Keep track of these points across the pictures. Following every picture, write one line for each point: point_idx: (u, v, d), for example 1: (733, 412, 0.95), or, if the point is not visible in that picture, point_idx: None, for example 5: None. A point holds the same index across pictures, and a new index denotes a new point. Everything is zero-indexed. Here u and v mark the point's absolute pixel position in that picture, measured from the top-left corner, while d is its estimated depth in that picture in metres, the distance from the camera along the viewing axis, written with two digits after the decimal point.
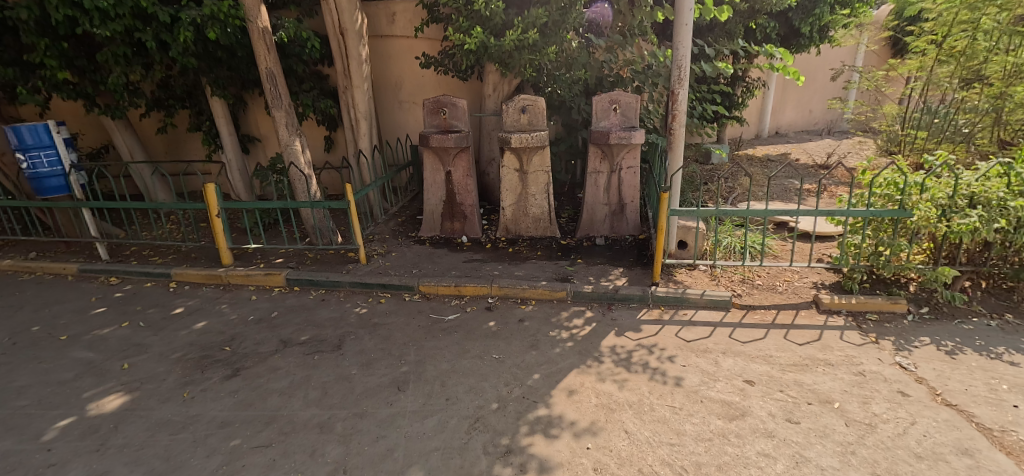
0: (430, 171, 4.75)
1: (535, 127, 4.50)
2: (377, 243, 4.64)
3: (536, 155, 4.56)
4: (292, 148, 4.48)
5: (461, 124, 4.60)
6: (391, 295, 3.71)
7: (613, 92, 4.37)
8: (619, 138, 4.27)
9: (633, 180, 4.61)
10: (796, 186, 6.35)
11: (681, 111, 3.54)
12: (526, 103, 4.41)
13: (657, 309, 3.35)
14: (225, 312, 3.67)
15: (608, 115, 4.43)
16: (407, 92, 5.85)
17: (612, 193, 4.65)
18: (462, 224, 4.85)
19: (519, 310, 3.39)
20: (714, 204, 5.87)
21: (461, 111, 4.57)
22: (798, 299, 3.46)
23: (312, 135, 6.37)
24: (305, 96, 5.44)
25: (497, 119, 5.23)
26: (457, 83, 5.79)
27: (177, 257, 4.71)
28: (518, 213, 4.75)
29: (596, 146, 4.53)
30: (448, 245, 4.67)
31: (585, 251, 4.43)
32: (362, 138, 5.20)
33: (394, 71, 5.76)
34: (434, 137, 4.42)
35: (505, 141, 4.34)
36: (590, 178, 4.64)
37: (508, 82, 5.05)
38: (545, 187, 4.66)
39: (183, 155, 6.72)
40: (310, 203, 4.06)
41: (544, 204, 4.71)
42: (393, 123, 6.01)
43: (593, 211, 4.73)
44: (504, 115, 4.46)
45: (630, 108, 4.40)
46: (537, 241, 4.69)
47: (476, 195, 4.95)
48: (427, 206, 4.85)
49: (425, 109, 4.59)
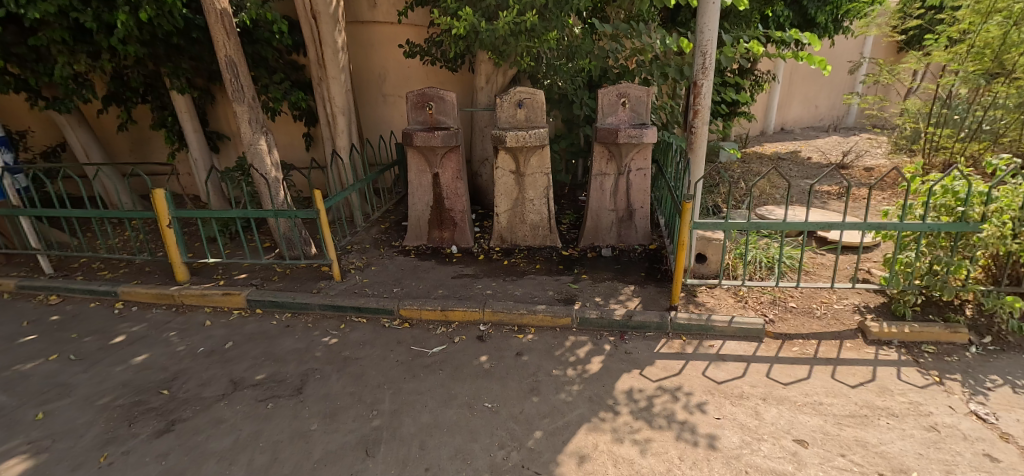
0: (415, 172, 4.21)
1: (533, 123, 3.97)
2: (356, 255, 4.12)
3: (534, 156, 4.02)
4: (256, 148, 3.91)
5: (449, 120, 4.06)
6: (367, 320, 3.18)
7: (622, 83, 3.84)
8: (629, 136, 3.74)
9: (643, 183, 4.09)
10: (815, 186, 5.86)
11: (705, 106, 3.02)
12: (524, 96, 3.88)
13: (678, 340, 2.86)
14: (173, 340, 3.14)
15: (616, 110, 3.90)
16: (391, 84, 5.30)
17: (619, 198, 4.14)
18: (451, 232, 4.33)
19: (516, 340, 2.88)
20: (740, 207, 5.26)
21: (451, 105, 4.03)
22: (839, 327, 2.98)
23: (288, 132, 5.80)
24: (276, 88, 4.89)
25: (490, 114, 4.69)
26: (447, 74, 5.25)
27: (128, 271, 4.16)
28: (514, 219, 4.24)
29: (602, 145, 3.99)
30: (435, 257, 4.15)
31: (590, 264, 3.94)
32: (340, 135, 4.65)
33: (376, 61, 5.21)
34: (419, 135, 3.87)
35: (499, 140, 3.82)
36: (595, 180, 4.11)
37: (504, 73, 4.50)
38: (544, 191, 4.15)
39: (146, 154, 6.12)
40: (273, 213, 3.50)
41: (544, 211, 4.20)
42: (375, 118, 5.47)
43: (598, 218, 4.21)
44: (498, 110, 3.92)
45: (640, 102, 3.89)
46: (536, 251, 4.19)
47: (467, 200, 4.42)
48: (413, 211, 4.33)
49: (408, 102, 4.05)
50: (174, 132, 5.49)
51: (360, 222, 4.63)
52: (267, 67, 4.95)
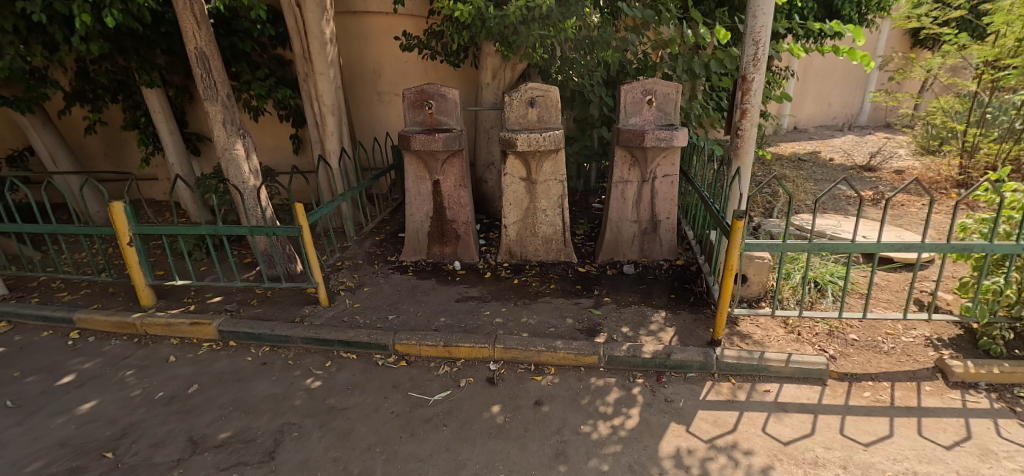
0: (413, 179, 3.74)
1: (546, 124, 3.51)
2: (346, 274, 3.66)
3: (547, 161, 3.55)
4: (231, 153, 3.43)
5: (452, 121, 3.59)
6: (356, 356, 2.72)
7: (649, 79, 3.38)
8: (656, 139, 3.28)
9: (671, 191, 3.63)
10: (846, 192, 5.39)
11: (755, 104, 2.57)
12: (536, 94, 3.42)
13: (726, 383, 2.40)
14: (129, 382, 2.68)
15: (641, 109, 3.44)
16: (387, 81, 4.83)
17: (643, 208, 3.67)
18: (454, 246, 3.88)
19: (533, 384, 2.43)
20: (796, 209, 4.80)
21: (453, 104, 3.56)
22: (912, 365, 2.52)
23: (275, 133, 5.32)
24: (259, 85, 4.43)
25: (497, 114, 4.22)
26: (449, 70, 4.78)
27: (90, 293, 3.69)
28: (524, 232, 3.78)
29: (624, 149, 3.52)
30: (436, 275, 3.69)
31: (611, 284, 3.48)
32: (330, 138, 4.17)
33: (371, 55, 4.73)
34: (418, 138, 3.40)
35: (507, 144, 3.36)
36: (616, 189, 3.64)
37: (512, 68, 4.03)
38: (558, 200, 3.68)
39: (122, 158, 5.65)
40: (247, 230, 3.00)
41: (558, 223, 3.74)
42: (370, 118, 5.00)
43: (618, 230, 3.75)
44: (507, 109, 3.46)
45: (668, 100, 3.43)
46: (549, 268, 3.74)
47: (471, 209, 3.96)
48: (411, 223, 3.86)
49: (404, 100, 3.58)
50: (148, 134, 5.01)
51: (351, 235, 4.17)
52: (249, 62, 4.49)
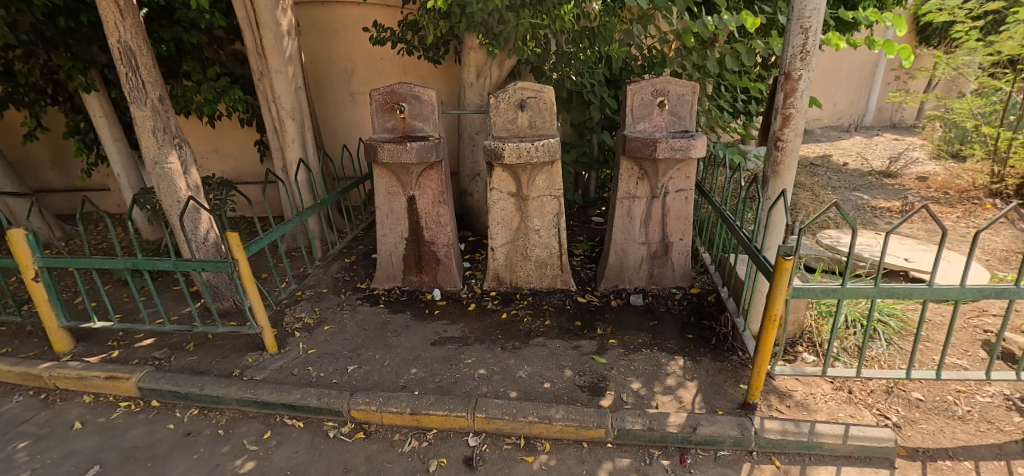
0: (383, 195, 3.19)
1: (539, 131, 2.96)
2: (305, 307, 3.11)
3: (540, 174, 3.00)
4: (163, 167, 2.88)
5: (428, 127, 3.04)
6: (303, 425, 2.18)
7: (659, 77, 2.85)
8: (670, 149, 2.72)
9: (684, 209, 3.10)
10: (872, 202, 4.88)
11: (801, 109, 2.04)
12: (526, 95, 2.88)
13: (768, 466, 1.89)
14: (17, 460, 2.12)
15: (650, 113, 2.90)
16: (361, 79, 4.29)
17: (652, 228, 3.15)
18: (433, 273, 3.35)
19: (522, 468, 1.90)
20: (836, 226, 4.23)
21: (429, 107, 3.01)
22: (998, 436, 2.01)
23: (237, 139, 4.76)
24: (211, 84, 3.94)
25: (482, 117, 3.68)
26: (429, 67, 4.22)
27: (3, 332, 3.12)
28: (514, 255, 3.26)
29: (630, 161, 2.99)
30: (411, 307, 3.15)
31: (616, 319, 2.95)
32: (291, 146, 3.60)
33: (341, 50, 4.20)
34: (386, 148, 2.84)
35: (492, 155, 2.82)
36: (621, 206, 3.10)
37: (499, 64, 3.47)
38: (553, 219, 3.15)
39: (67, 168, 5.06)
40: (171, 264, 2.39)
41: (553, 245, 3.21)
42: (342, 121, 4.46)
43: (623, 254, 3.22)
44: (493, 113, 2.92)
45: (682, 102, 2.90)
46: (543, 297, 3.21)
47: (453, 229, 3.42)
48: (384, 245, 3.33)
49: (372, 103, 3.02)
50: (89, 141, 4.43)
51: (316, 257, 3.63)
52: (199, 58, 4.01)
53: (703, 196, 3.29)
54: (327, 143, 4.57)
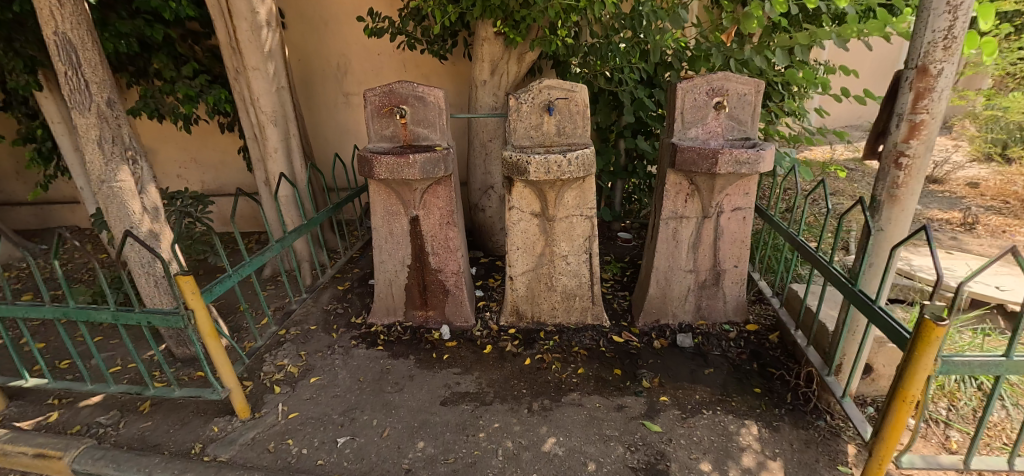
0: (380, 215, 2.67)
1: (569, 139, 2.45)
2: (288, 351, 2.61)
3: (570, 191, 2.49)
4: (112, 186, 2.37)
5: (434, 134, 2.52)
6: None
7: (717, 73, 2.32)
8: (735, 163, 2.19)
9: (741, 231, 2.60)
10: (926, 213, 4.38)
11: (936, 114, 1.53)
12: (554, 95, 2.36)
13: None
14: None
15: (704, 117, 2.39)
16: (356, 78, 3.79)
17: (702, 254, 2.64)
18: (440, 307, 2.84)
19: None
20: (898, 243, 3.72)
21: (436, 111, 2.48)
22: None
23: (219, 146, 4.27)
24: (184, 82, 3.44)
25: (496, 122, 3.17)
26: (434, 63, 3.71)
27: None
28: (536, 286, 2.75)
29: (679, 175, 2.47)
30: (415, 350, 2.65)
31: (663, 366, 2.45)
32: (273, 155, 3.08)
33: (334, 45, 3.71)
34: (382, 161, 2.32)
35: (514, 170, 2.31)
36: (666, 229, 2.59)
37: (518, 58, 2.96)
38: (584, 244, 2.64)
39: (24, 179, 4.54)
40: (111, 316, 1.88)
41: (583, 274, 2.71)
42: (335, 125, 3.96)
43: (667, 284, 2.72)
44: (514, 118, 2.41)
45: (743, 104, 2.39)
46: (571, 336, 2.71)
47: (464, 253, 2.91)
48: (383, 274, 2.82)
49: (367, 105, 2.51)
50: (46, 150, 3.91)
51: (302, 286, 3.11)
52: (171, 53, 3.50)
53: (760, 214, 2.77)
54: (319, 149, 4.06)
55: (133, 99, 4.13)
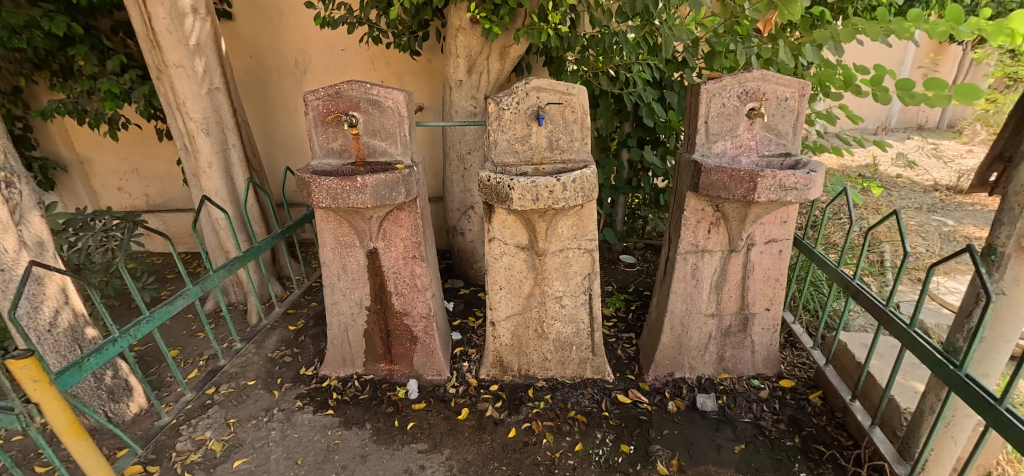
0: (329, 248, 2.15)
1: (565, 154, 1.94)
2: (213, 420, 2.08)
3: (565, 219, 1.98)
4: None
5: (394, 147, 2.00)
6: None
7: (752, 72, 1.82)
8: (778, 188, 1.69)
9: (776, 268, 2.10)
10: (961, 230, 3.88)
11: None
12: (546, 100, 1.85)
13: None
14: None
15: (736, 127, 1.89)
16: (318, 77, 3.27)
17: (727, 295, 2.15)
18: (407, 357, 2.33)
19: None
20: (940, 268, 3.23)
21: (394, 118, 1.95)
22: None
23: (166, 154, 3.75)
24: (107, 80, 2.89)
25: (477, 129, 2.65)
26: (406, 60, 3.19)
27: None
28: (524, 334, 2.24)
29: (702, 199, 1.96)
30: (373, 415, 2.13)
31: (682, 441, 1.95)
32: (207, 172, 2.56)
33: (290, 39, 3.18)
34: (323, 184, 1.79)
35: (495, 195, 1.79)
36: (685, 265, 2.09)
37: (501, 53, 2.45)
38: (582, 284, 2.13)
39: None
40: None
41: (581, 320, 2.21)
42: (294, 132, 3.44)
43: (684, 330, 2.22)
44: (494, 127, 1.90)
45: (784, 112, 1.90)
46: (566, 394, 2.21)
47: (438, 290, 2.41)
48: (336, 319, 2.31)
49: (308, 112, 1.98)
50: None
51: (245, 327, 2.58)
52: (95, 46, 2.95)
53: (798, 245, 2.28)
54: (277, 159, 3.54)
55: (45, 96, 3.47)
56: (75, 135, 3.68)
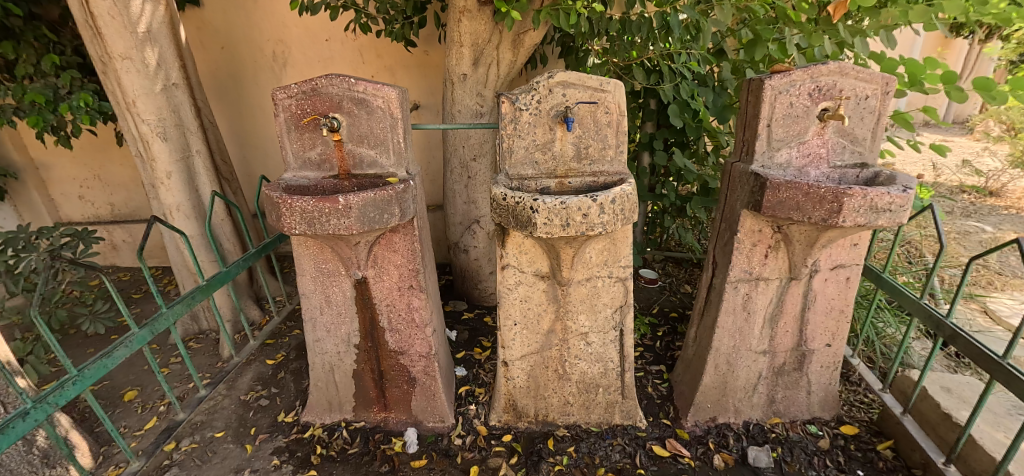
0: (310, 277, 1.79)
1: (596, 166, 1.59)
2: None
3: (596, 243, 1.63)
4: None
5: (386, 158, 1.63)
6: None
7: (828, 64, 1.49)
8: (869, 209, 1.34)
9: (842, 297, 1.77)
10: (1003, 237, 3.58)
11: None
12: (576, 99, 1.50)
13: None
14: None
15: (806, 131, 1.55)
16: (299, 71, 2.89)
17: (783, 329, 1.82)
18: (405, 401, 1.98)
19: None
20: (995, 281, 2.92)
21: (384, 122, 1.59)
22: None
23: (129, 161, 3.36)
24: (39, 84, 2.53)
25: (483, 132, 2.30)
26: (400, 51, 2.81)
27: None
28: (543, 374, 1.90)
29: (761, 220, 1.63)
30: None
31: None
32: (166, 183, 2.18)
33: (266, 27, 2.79)
34: (295, 205, 1.41)
35: (513, 218, 1.43)
36: (735, 295, 1.76)
37: (514, 42, 2.09)
38: (613, 317, 1.79)
39: None
40: None
41: (610, 358, 1.87)
42: (274, 133, 3.05)
43: (730, 369, 1.89)
44: (509, 132, 1.54)
45: (863, 112, 1.56)
46: (591, 445, 1.87)
47: (442, 322, 2.06)
48: (320, 358, 1.95)
49: (279, 113, 1.61)
50: None
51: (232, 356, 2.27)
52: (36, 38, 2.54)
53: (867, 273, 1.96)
54: (255, 163, 3.16)
55: None
56: (29, 139, 3.26)
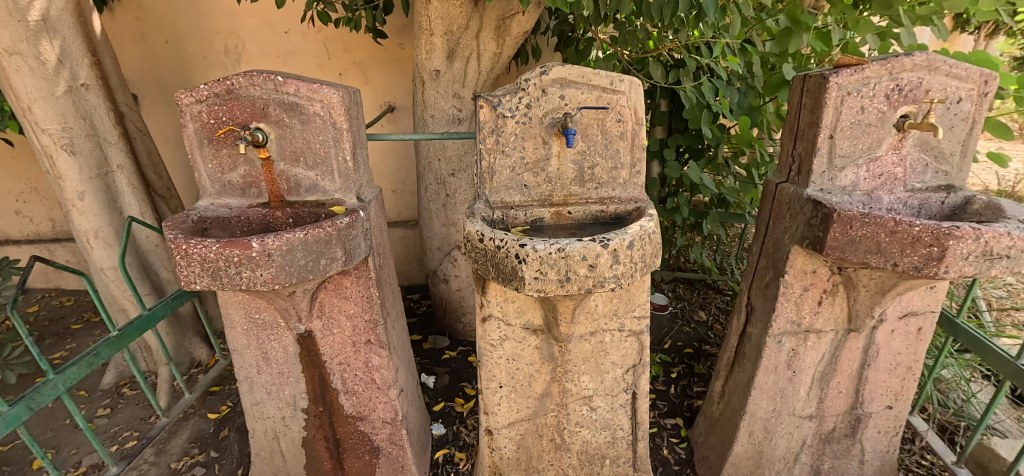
0: (241, 330, 1.42)
1: (602, 190, 1.22)
2: None
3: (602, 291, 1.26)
4: None
5: (330, 180, 1.26)
6: None
7: (913, 56, 1.11)
8: (982, 256, 0.96)
9: (911, 352, 1.41)
10: None
11: None
12: (578, 103, 1.14)
13: None
14: None
15: (879, 145, 1.18)
16: (255, 67, 2.50)
17: (835, 389, 1.45)
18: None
19: None
20: None
21: (325, 134, 1.20)
22: None
23: None
24: None
25: (462, 141, 1.92)
26: (371, 45, 2.43)
27: None
28: (535, 444, 1.53)
29: (817, 260, 1.26)
30: None
31: None
32: (78, 205, 1.80)
33: (215, 16, 2.40)
34: (192, 252, 1.04)
35: (492, 267, 1.06)
36: (777, 349, 1.39)
37: (497, 30, 1.72)
38: (622, 377, 1.42)
39: None
40: None
41: (619, 425, 1.50)
42: None
43: (768, 436, 1.52)
44: (489, 147, 1.16)
45: (954, 121, 1.19)
46: None
47: (413, 375, 1.69)
48: (260, 424, 1.58)
49: (189, 123, 1.23)
50: None
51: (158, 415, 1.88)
52: None
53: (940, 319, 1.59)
54: None
55: None
56: None
